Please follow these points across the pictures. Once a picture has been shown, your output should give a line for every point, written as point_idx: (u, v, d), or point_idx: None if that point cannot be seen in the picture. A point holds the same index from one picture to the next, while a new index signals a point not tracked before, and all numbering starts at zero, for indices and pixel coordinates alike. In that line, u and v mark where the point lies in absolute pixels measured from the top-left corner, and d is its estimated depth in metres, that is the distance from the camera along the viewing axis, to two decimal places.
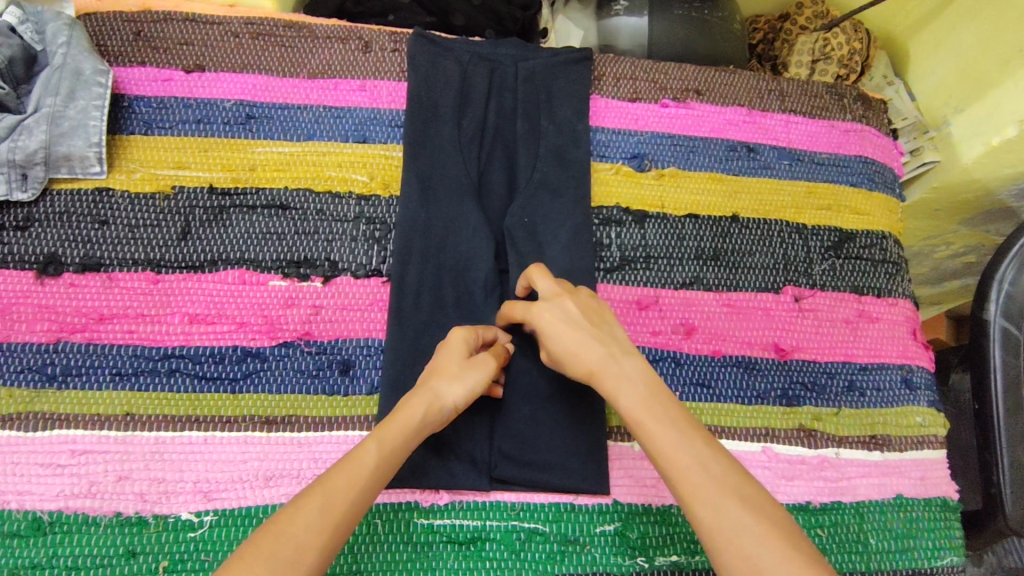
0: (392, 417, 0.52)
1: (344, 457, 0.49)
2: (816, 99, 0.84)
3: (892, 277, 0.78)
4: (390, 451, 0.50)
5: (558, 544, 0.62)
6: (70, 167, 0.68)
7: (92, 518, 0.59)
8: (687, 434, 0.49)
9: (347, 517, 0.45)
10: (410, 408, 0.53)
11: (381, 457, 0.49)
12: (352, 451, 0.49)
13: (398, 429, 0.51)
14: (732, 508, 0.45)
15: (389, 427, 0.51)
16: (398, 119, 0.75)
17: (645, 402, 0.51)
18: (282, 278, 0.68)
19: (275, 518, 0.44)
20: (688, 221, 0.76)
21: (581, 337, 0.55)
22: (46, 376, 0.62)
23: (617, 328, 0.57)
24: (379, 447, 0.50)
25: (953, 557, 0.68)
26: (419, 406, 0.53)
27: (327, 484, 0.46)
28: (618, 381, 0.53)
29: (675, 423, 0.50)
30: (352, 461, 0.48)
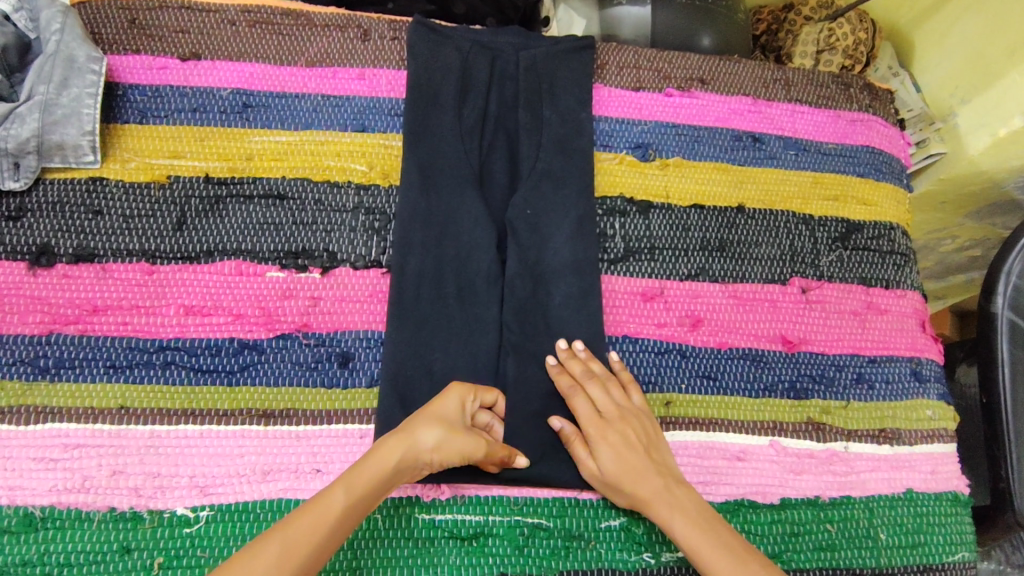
0: (367, 455, 0.53)
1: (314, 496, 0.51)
2: (822, 88, 0.83)
3: (901, 268, 0.77)
4: (356, 492, 0.50)
5: (563, 540, 0.61)
6: (63, 156, 0.66)
7: (85, 514, 0.57)
8: (733, 551, 0.55)
9: (306, 561, 0.47)
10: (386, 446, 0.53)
11: (342, 499, 0.50)
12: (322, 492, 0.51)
13: (368, 467, 0.52)
14: None
15: (360, 464, 0.52)
16: (397, 108, 0.74)
17: (695, 523, 0.56)
18: (280, 269, 0.66)
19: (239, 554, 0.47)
20: (693, 212, 0.75)
21: (634, 463, 0.59)
22: (38, 368, 0.61)
23: (663, 448, 0.62)
24: (338, 490, 0.50)
25: (964, 553, 0.67)
26: (396, 444, 0.53)
27: (289, 525, 0.48)
28: (667, 499, 0.58)
29: (721, 543, 0.55)
30: (316, 503, 0.50)
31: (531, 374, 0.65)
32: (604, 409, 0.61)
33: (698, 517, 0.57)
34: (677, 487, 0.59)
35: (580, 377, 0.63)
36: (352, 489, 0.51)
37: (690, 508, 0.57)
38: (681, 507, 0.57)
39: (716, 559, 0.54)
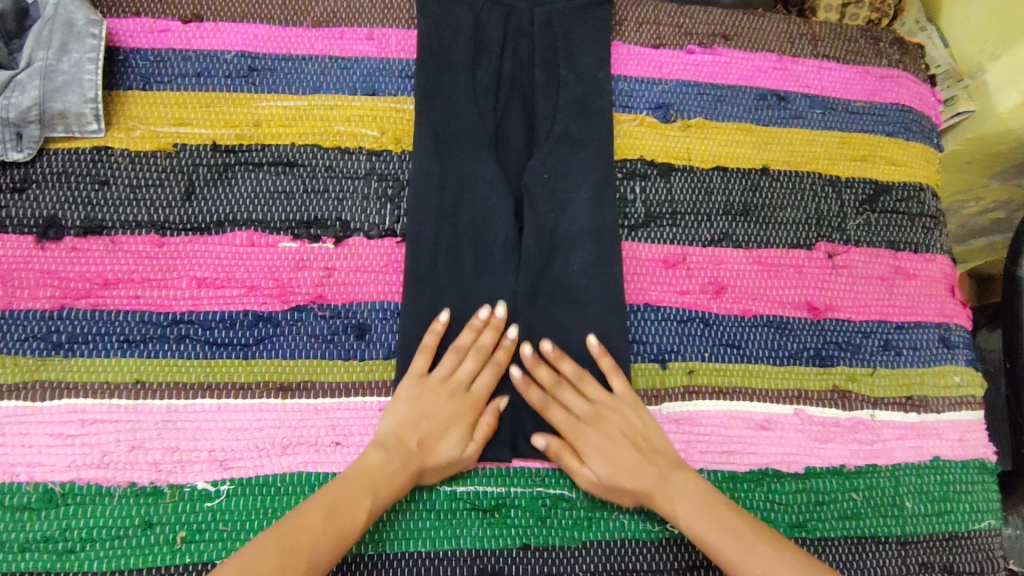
0: (354, 493, 0.54)
1: (293, 530, 0.50)
2: (850, 43, 0.79)
3: (931, 231, 0.74)
4: (322, 545, 0.51)
5: (585, 510, 0.60)
6: (65, 125, 0.64)
7: (105, 489, 0.57)
8: (762, 551, 0.53)
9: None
10: (376, 483, 0.55)
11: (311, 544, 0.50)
12: (304, 531, 0.51)
13: (358, 508, 0.53)
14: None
15: (349, 505, 0.53)
16: (408, 69, 0.71)
17: (721, 525, 0.55)
18: (293, 239, 0.65)
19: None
20: (716, 174, 0.73)
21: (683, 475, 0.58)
22: (51, 343, 0.60)
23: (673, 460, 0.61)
24: (326, 531, 0.51)
25: (990, 520, 0.66)
26: (394, 480, 0.56)
27: (270, 571, 0.48)
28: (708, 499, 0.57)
29: (748, 542, 0.54)
30: (302, 545, 0.50)
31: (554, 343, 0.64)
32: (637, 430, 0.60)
33: (725, 518, 0.55)
34: (699, 488, 0.57)
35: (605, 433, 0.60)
36: (342, 535, 0.52)
37: (714, 506, 0.56)
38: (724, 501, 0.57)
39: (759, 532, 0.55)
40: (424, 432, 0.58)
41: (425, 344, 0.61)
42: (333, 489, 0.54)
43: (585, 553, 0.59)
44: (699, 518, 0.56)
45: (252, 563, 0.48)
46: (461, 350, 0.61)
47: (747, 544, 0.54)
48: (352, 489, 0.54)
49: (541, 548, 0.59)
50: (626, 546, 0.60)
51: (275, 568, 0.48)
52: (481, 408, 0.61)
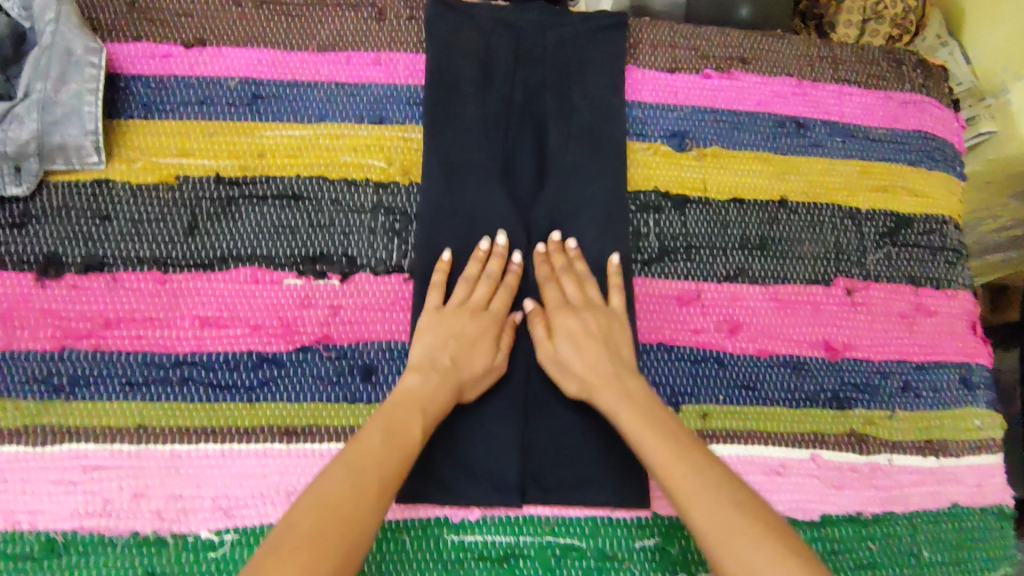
0: (403, 409, 0.53)
1: (357, 452, 0.49)
2: (872, 67, 0.77)
3: (952, 266, 0.72)
4: (376, 467, 0.48)
5: (596, 560, 0.59)
6: (66, 158, 0.62)
7: (108, 538, 0.56)
8: (729, 504, 0.47)
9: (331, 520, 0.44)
10: (425, 398, 0.54)
11: (344, 472, 0.47)
12: (362, 447, 0.49)
13: (410, 423, 0.52)
14: (730, 515, 0.46)
15: (400, 420, 0.52)
16: (416, 96, 0.69)
17: (696, 473, 0.49)
18: (298, 276, 0.63)
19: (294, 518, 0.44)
20: (733, 207, 0.71)
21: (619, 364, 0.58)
22: (52, 387, 0.59)
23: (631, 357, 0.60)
24: (380, 452, 0.49)
25: (1009, 568, 0.65)
26: (437, 393, 0.55)
27: (340, 488, 0.46)
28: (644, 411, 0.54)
29: (718, 497, 0.47)
30: (370, 462, 0.48)
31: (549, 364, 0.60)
32: (577, 301, 0.61)
33: (699, 464, 0.49)
34: (663, 409, 0.55)
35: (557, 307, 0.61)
36: (400, 454, 0.50)
37: (694, 455, 0.50)
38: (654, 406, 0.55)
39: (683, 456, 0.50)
40: (452, 349, 0.58)
41: (436, 280, 0.62)
42: (380, 412, 0.52)
43: None
44: (667, 456, 0.50)
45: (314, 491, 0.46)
46: (472, 277, 0.62)
47: (717, 501, 0.47)
48: (396, 410, 0.53)
49: None
50: None
51: (342, 487, 0.46)
52: (501, 321, 0.61)
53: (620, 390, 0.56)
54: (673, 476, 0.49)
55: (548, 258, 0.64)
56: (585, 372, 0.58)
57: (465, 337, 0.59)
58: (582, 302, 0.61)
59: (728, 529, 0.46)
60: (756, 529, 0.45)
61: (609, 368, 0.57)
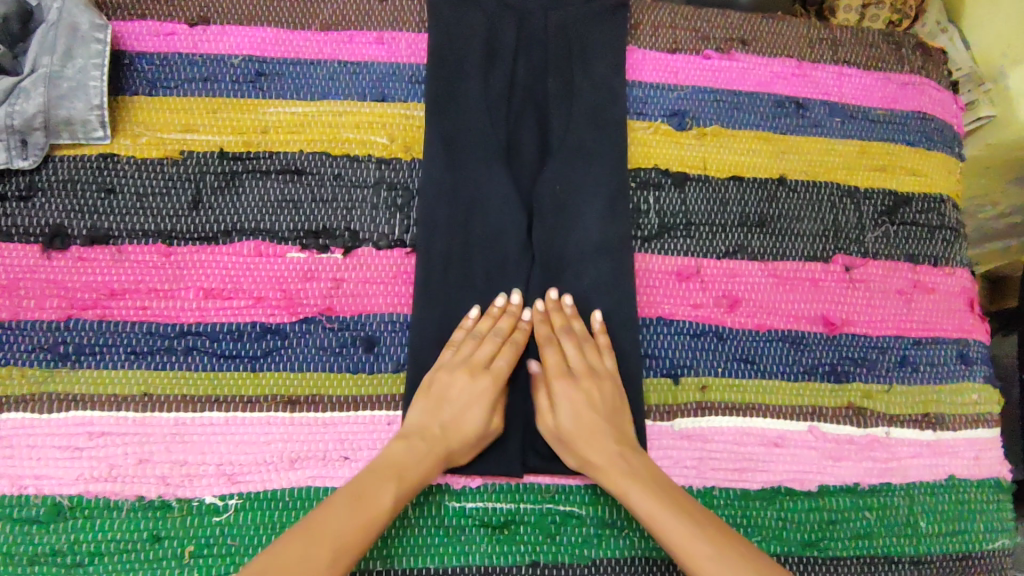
0: (379, 477, 0.53)
1: (317, 525, 0.48)
2: (871, 48, 0.77)
3: (951, 245, 0.73)
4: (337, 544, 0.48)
5: (595, 528, 0.60)
6: (71, 132, 0.63)
7: (113, 503, 0.57)
8: (733, 556, 0.49)
9: None
10: (404, 465, 0.54)
11: (319, 548, 0.47)
12: (340, 515, 0.49)
13: (381, 495, 0.52)
14: (726, 559, 0.49)
15: (372, 491, 0.51)
16: (419, 74, 0.70)
17: (686, 529, 0.51)
18: (301, 249, 0.64)
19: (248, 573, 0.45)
20: (732, 184, 0.71)
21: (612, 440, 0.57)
22: (58, 355, 0.60)
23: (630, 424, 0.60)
24: (354, 520, 0.49)
25: (1004, 540, 0.65)
26: (421, 460, 0.55)
27: (305, 566, 0.46)
28: (646, 492, 0.54)
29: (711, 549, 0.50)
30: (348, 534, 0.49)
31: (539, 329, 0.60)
32: (575, 367, 0.60)
33: (696, 523, 0.51)
34: (647, 464, 0.56)
35: (552, 374, 0.60)
36: (369, 524, 0.50)
37: (685, 510, 0.52)
38: (637, 475, 0.55)
39: (662, 510, 0.53)
40: (447, 416, 0.57)
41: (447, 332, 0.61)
42: (358, 479, 0.53)
43: (594, 570, 0.59)
44: (655, 508, 0.53)
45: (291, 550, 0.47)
46: (478, 334, 0.60)
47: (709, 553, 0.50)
48: (373, 479, 0.53)
49: (549, 566, 0.59)
50: (635, 563, 0.60)
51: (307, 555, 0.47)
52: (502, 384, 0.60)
53: (621, 467, 0.55)
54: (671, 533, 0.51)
55: (547, 316, 0.62)
56: (581, 443, 0.57)
57: (463, 397, 0.58)
58: (583, 369, 0.60)
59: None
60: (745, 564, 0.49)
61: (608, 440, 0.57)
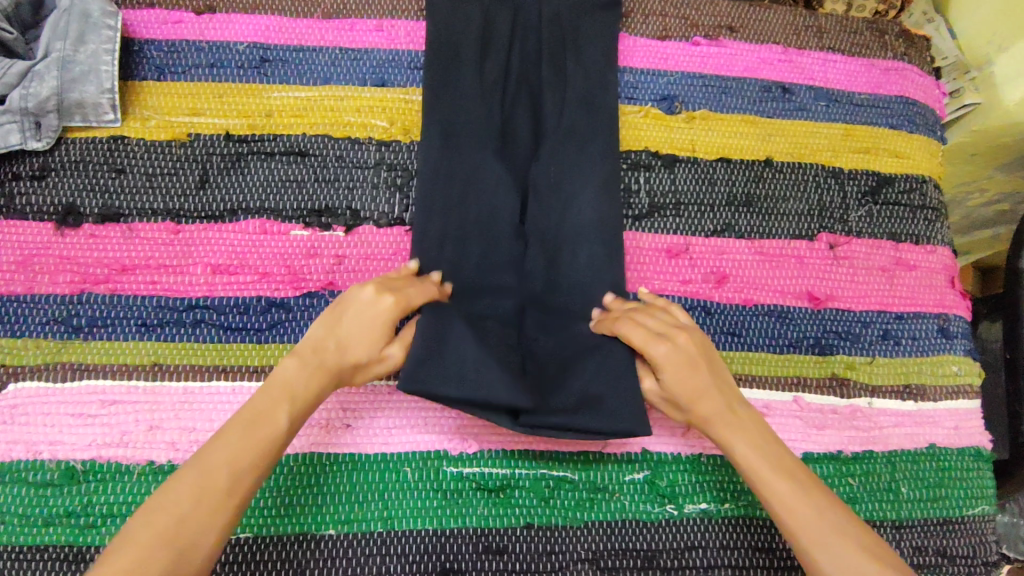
0: (265, 402, 0.50)
1: (203, 456, 0.47)
2: (855, 35, 0.80)
3: (932, 224, 0.75)
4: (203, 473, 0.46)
5: (588, 492, 0.62)
6: (83, 115, 0.66)
7: (124, 467, 0.59)
8: (843, 532, 0.49)
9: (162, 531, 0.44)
10: (299, 391, 0.52)
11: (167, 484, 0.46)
12: (215, 457, 0.47)
13: (273, 419, 0.50)
14: (829, 528, 0.49)
15: (260, 417, 0.50)
16: (417, 60, 0.72)
17: (815, 503, 0.50)
18: (304, 227, 0.66)
19: (133, 532, 0.43)
20: (720, 165, 0.74)
21: (726, 393, 0.56)
22: (71, 327, 0.62)
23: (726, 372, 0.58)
24: (236, 458, 0.48)
25: (984, 506, 0.68)
26: (307, 381, 0.52)
27: (177, 500, 0.45)
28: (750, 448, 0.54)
29: (843, 535, 0.49)
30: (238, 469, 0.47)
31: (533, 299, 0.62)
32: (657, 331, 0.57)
33: (810, 502, 0.50)
34: (752, 419, 0.56)
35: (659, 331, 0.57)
36: (265, 454, 0.49)
37: (805, 482, 0.52)
38: (746, 431, 0.54)
39: (769, 472, 0.52)
40: (350, 348, 0.54)
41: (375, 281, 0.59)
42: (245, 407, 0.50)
43: (586, 533, 0.61)
44: (769, 468, 0.52)
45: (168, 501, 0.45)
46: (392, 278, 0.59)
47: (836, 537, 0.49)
48: (267, 405, 0.51)
49: (543, 528, 0.61)
50: (626, 526, 0.62)
51: (193, 503, 0.45)
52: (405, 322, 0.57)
53: (738, 421, 0.55)
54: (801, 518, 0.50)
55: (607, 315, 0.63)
56: (718, 420, 0.55)
57: (363, 324, 0.55)
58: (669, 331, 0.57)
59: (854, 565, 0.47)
60: (853, 534, 0.49)
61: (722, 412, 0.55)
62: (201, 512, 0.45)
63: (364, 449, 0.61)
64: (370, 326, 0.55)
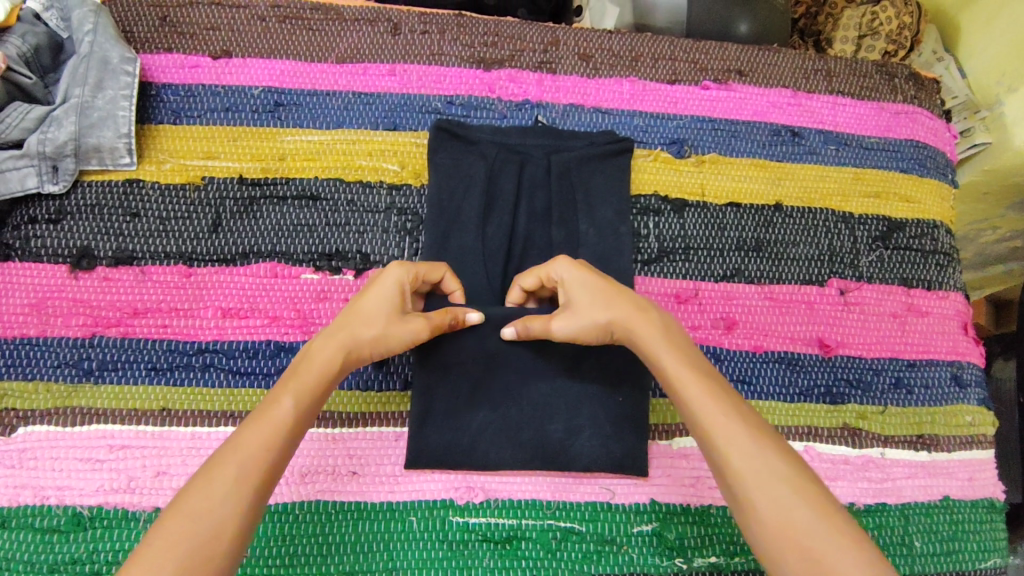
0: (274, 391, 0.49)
1: (223, 452, 0.45)
2: (865, 79, 0.80)
3: (944, 269, 0.74)
4: (218, 474, 0.43)
5: (595, 544, 0.61)
6: (100, 159, 0.67)
7: (131, 513, 0.59)
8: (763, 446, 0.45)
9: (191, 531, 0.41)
10: (303, 380, 0.49)
11: (187, 489, 0.43)
12: (229, 460, 0.44)
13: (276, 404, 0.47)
14: (756, 447, 0.45)
15: (270, 403, 0.48)
16: (429, 105, 0.73)
17: (730, 411, 0.47)
18: (315, 271, 0.67)
19: (166, 532, 0.41)
20: (730, 210, 0.74)
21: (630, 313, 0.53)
22: (82, 370, 0.63)
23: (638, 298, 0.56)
24: (248, 455, 0.45)
25: (997, 560, 0.67)
26: (321, 357, 0.50)
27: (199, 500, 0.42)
28: (678, 353, 0.50)
29: (773, 467, 0.44)
30: (250, 469, 0.44)
31: (540, 348, 0.62)
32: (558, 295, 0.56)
33: (748, 424, 0.46)
34: (682, 338, 0.53)
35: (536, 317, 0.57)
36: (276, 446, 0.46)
37: (726, 392, 0.48)
38: (674, 344, 0.51)
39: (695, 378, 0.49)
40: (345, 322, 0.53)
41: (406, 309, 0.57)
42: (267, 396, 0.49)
43: None
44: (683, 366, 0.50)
45: (190, 511, 0.41)
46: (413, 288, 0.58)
47: (774, 476, 0.43)
48: (268, 399, 0.48)
49: None
50: None
51: (211, 504, 0.42)
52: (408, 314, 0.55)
53: (654, 327, 0.53)
54: (733, 448, 0.45)
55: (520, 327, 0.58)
56: (650, 345, 0.52)
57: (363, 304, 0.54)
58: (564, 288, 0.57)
59: (787, 496, 0.43)
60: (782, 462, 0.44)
61: (654, 333, 0.52)
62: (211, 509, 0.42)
63: (371, 498, 0.61)
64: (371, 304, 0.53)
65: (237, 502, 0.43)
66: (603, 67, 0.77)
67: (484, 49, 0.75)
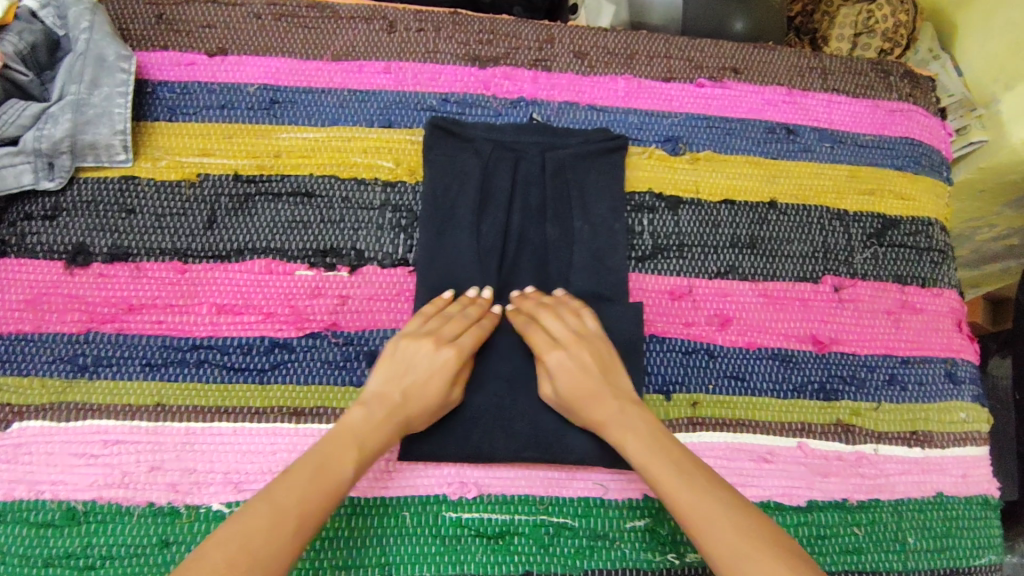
0: (340, 446, 0.53)
1: (282, 490, 0.49)
2: (860, 77, 0.80)
3: (939, 266, 0.74)
4: (275, 512, 0.48)
5: (587, 539, 0.62)
6: (95, 155, 0.67)
7: (125, 508, 0.59)
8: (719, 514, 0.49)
9: (243, 558, 0.45)
10: (366, 449, 0.54)
11: (241, 519, 0.47)
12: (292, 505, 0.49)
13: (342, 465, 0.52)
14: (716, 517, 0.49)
15: (335, 461, 0.52)
16: (424, 102, 0.73)
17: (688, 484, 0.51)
18: (309, 267, 0.67)
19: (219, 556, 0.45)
20: (724, 207, 0.74)
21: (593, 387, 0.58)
22: (77, 366, 0.63)
23: (617, 370, 0.61)
24: (306, 503, 0.49)
25: (990, 556, 0.67)
26: (382, 428, 0.56)
27: (258, 531, 0.47)
28: (637, 435, 0.56)
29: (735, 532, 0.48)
30: (306, 521, 0.49)
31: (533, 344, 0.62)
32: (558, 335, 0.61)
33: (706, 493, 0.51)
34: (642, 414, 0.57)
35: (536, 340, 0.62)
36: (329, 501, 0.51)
37: (684, 465, 0.53)
38: (632, 428, 0.56)
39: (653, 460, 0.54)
40: (406, 383, 0.58)
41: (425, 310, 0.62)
42: (324, 446, 0.53)
43: None
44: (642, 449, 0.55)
45: (244, 538, 0.46)
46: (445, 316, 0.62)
47: (734, 542, 0.48)
48: (334, 454, 0.52)
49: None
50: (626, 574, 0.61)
51: (266, 544, 0.46)
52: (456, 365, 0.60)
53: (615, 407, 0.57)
54: (697, 521, 0.50)
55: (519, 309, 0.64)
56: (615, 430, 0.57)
57: (419, 367, 0.58)
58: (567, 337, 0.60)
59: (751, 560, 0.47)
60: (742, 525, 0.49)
61: (615, 418, 0.57)
62: (267, 556, 0.46)
63: (363, 493, 0.60)
64: (428, 364, 0.58)
65: (287, 544, 0.47)
66: (598, 65, 0.77)
67: (479, 47, 0.75)
